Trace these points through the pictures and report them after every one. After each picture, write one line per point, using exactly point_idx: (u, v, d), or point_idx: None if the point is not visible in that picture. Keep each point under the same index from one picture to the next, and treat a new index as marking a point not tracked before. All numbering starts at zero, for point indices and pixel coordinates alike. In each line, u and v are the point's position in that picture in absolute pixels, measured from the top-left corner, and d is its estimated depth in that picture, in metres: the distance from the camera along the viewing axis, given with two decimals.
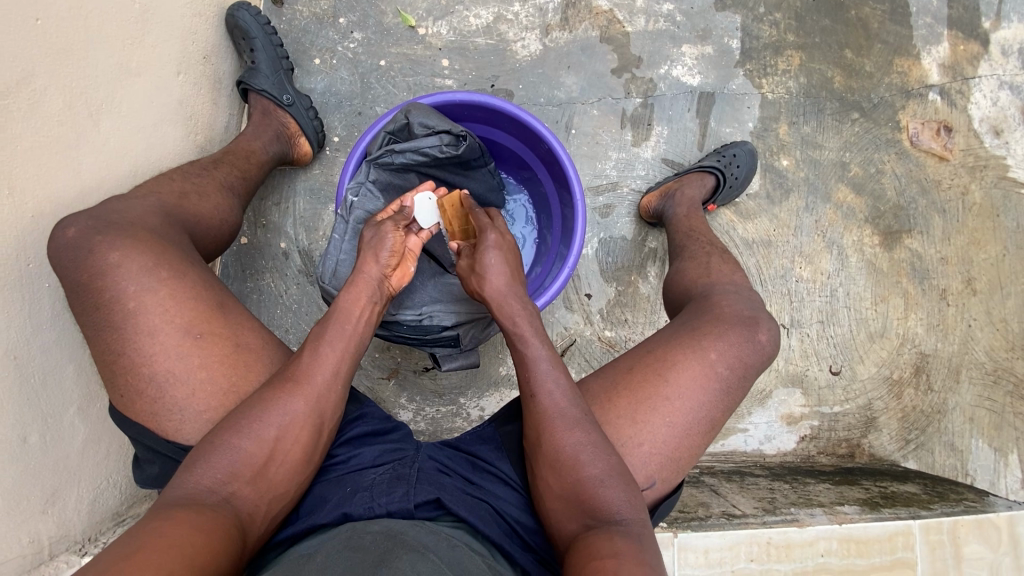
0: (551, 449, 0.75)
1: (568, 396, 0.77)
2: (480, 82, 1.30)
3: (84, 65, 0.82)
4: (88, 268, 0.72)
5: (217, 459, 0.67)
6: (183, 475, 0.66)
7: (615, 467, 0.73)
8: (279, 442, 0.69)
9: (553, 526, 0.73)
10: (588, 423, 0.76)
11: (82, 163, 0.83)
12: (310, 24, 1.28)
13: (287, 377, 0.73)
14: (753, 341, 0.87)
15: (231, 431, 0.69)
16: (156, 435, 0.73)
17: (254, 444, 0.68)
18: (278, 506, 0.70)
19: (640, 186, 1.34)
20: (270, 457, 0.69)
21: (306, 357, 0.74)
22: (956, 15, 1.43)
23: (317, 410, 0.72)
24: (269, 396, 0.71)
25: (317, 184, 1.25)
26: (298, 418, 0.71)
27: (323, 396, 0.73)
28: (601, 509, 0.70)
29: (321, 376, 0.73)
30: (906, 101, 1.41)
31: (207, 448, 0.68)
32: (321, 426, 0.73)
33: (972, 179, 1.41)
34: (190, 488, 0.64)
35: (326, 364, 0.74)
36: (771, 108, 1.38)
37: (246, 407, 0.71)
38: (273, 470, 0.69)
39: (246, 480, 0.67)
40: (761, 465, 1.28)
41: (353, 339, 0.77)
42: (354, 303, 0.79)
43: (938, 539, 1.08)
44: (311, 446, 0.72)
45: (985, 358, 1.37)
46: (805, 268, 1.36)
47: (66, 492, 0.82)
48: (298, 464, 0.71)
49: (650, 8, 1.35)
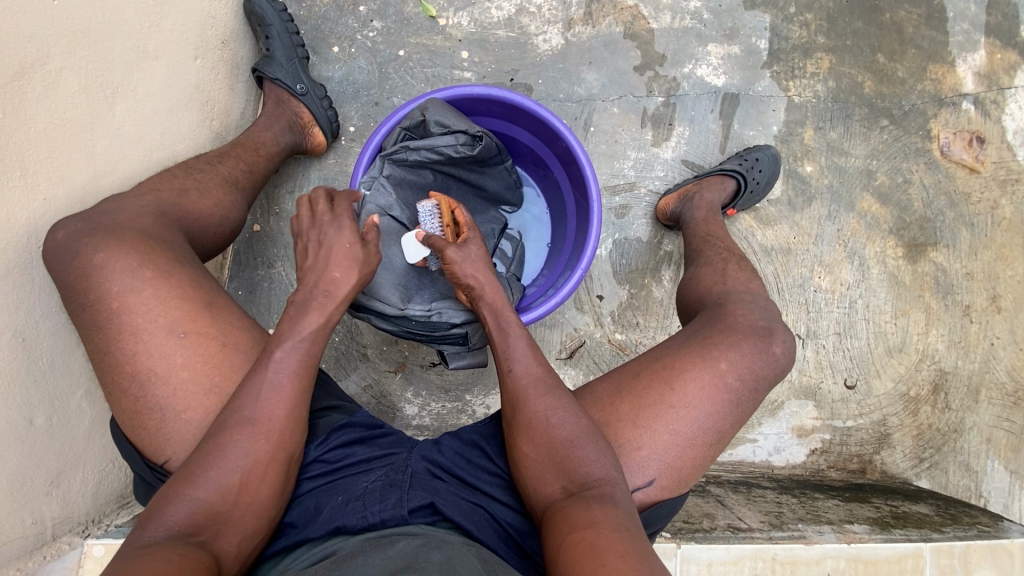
0: (524, 417, 0.76)
1: (534, 364, 0.79)
2: (499, 76, 1.28)
3: (101, 48, 0.81)
4: (75, 269, 0.72)
5: (174, 509, 0.63)
6: (139, 530, 0.62)
7: (584, 428, 0.74)
8: (244, 483, 0.67)
9: (532, 492, 0.73)
10: (560, 388, 0.78)
11: (96, 148, 0.82)
12: (330, 11, 1.27)
13: (240, 415, 0.69)
14: (767, 354, 0.85)
15: (187, 480, 0.65)
16: (138, 433, 0.73)
17: (216, 492, 0.65)
18: (251, 542, 0.68)
19: (658, 188, 1.31)
20: (235, 500, 0.66)
21: (260, 395, 0.70)
22: (995, 22, 1.37)
23: (276, 441, 0.69)
24: (224, 436, 0.67)
25: (331, 173, 1.24)
26: (262, 456, 0.68)
27: (283, 429, 0.70)
28: (576, 467, 0.71)
29: (278, 410, 0.70)
30: (938, 110, 1.36)
31: (162, 501, 0.63)
32: (287, 457, 0.71)
33: (1003, 194, 1.36)
34: (152, 539, 0.60)
35: (285, 399, 0.70)
36: (797, 112, 1.34)
37: (202, 452, 0.67)
38: (241, 512, 0.66)
39: (213, 528, 0.64)
40: (769, 477, 1.25)
41: (309, 360, 0.74)
42: (310, 336, 0.74)
43: (949, 563, 1.05)
44: (280, 477, 0.70)
45: (1007, 378, 1.32)
46: (824, 277, 1.33)
47: (72, 473, 0.82)
48: (266, 500, 0.69)
49: (677, 5, 1.32)
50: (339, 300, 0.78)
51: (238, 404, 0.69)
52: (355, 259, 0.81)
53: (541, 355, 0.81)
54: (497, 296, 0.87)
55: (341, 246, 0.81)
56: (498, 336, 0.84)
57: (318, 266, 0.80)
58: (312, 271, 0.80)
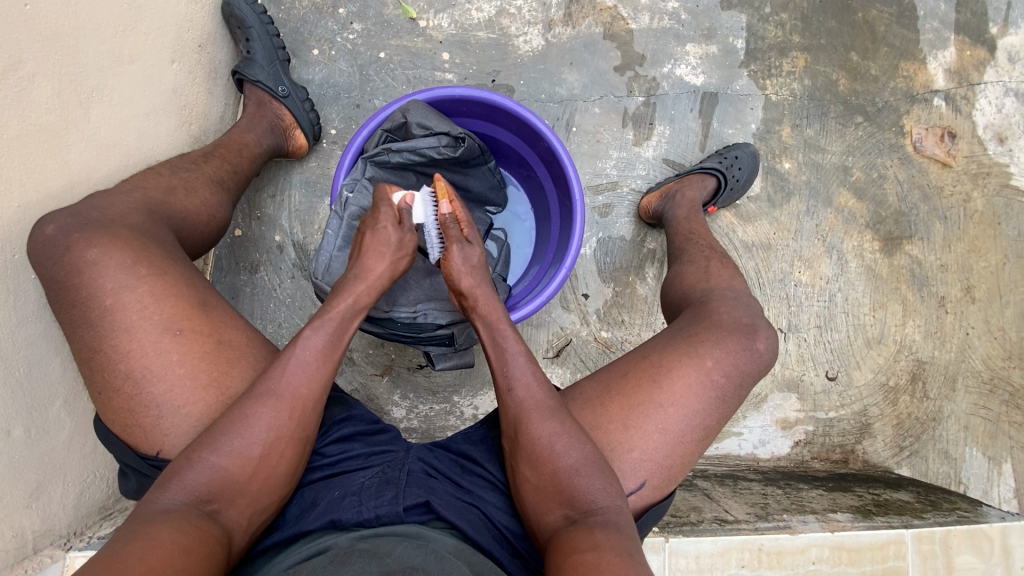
0: (527, 441, 0.75)
1: (540, 386, 0.78)
2: (480, 77, 1.28)
3: (75, 52, 0.80)
4: (66, 265, 0.71)
5: (194, 475, 0.65)
6: (157, 491, 0.64)
7: (589, 455, 0.74)
8: (262, 459, 0.68)
9: (533, 519, 0.74)
10: (563, 412, 0.77)
11: (71, 152, 0.81)
12: (309, 14, 1.26)
13: (265, 388, 0.69)
14: (751, 349, 0.86)
15: (207, 447, 0.66)
16: (132, 430, 0.72)
17: (235, 462, 0.66)
18: (261, 517, 0.69)
19: (641, 186, 1.32)
20: (253, 473, 0.67)
21: (284, 370, 0.71)
22: (963, 20, 1.41)
23: (296, 419, 0.70)
24: (246, 409, 0.68)
25: (313, 176, 1.24)
26: (283, 433, 0.69)
27: (306, 407, 0.71)
28: (579, 496, 0.72)
29: (302, 386, 0.71)
30: (911, 106, 1.40)
31: (182, 465, 0.65)
32: (306, 436, 0.71)
33: (975, 187, 1.40)
34: (169, 504, 0.62)
35: (311, 377, 0.71)
36: (774, 110, 1.37)
37: (225, 420, 0.68)
38: (256, 486, 0.67)
39: (227, 499, 0.65)
40: (755, 469, 1.27)
41: (335, 342, 0.75)
42: (338, 316, 0.76)
43: (930, 548, 1.07)
44: (298, 454, 0.71)
45: (982, 367, 1.36)
46: (804, 272, 1.35)
47: (51, 486, 0.81)
48: (282, 476, 0.70)
49: (655, 6, 1.33)
50: (370, 284, 0.80)
51: (267, 375, 0.70)
52: (391, 246, 0.83)
53: (544, 378, 0.80)
54: (491, 307, 0.85)
55: (373, 234, 0.83)
56: (493, 353, 0.82)
57: (358, 253, 0.83)
58: (354, 257, 0.83)
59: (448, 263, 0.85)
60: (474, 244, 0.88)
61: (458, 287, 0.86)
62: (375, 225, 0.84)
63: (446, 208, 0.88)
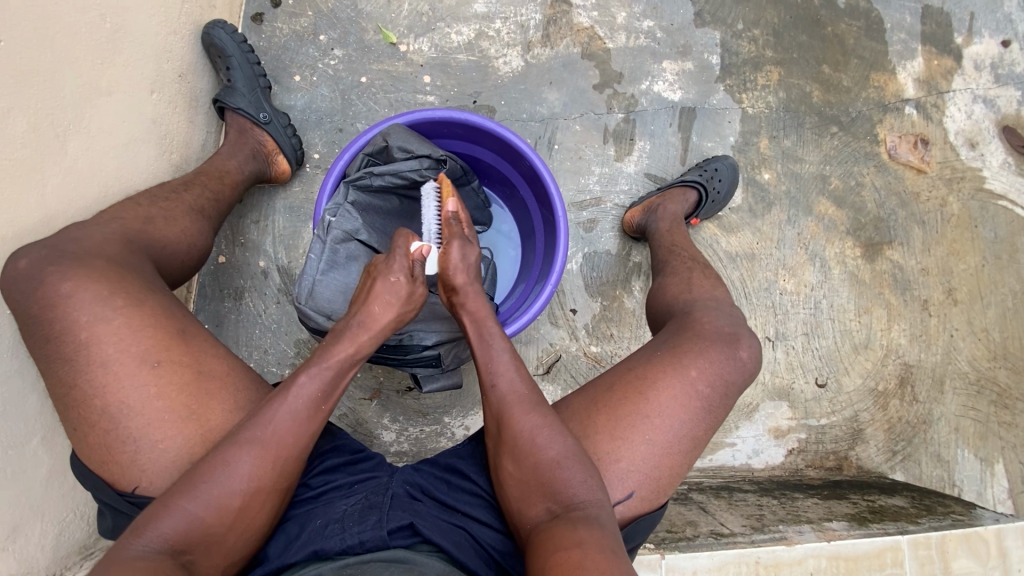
0: (510, 435, 0.75)
1: (521, 377, 0.78)
2: (462, 98, 1.30)
3: (50, 86, 0.80)
4: (40, 299, 0.70)
5: (171, 522, 0.63)
6: (130, 536, 0.61)
7: (571, 449, 0.74)
8: (242, 509, 0.66)
9: (516, 515, 0.73)
10: (544, 406, 0.77)
11: (48, 186, 0.81)
12: (290, 41, 1.28)
13: (253, 433, 0.68)
14: (734, 358, 0.86)
15: (187, 494, 0.65)
16: (107, 465, 0.70)
17: (215, 511, 0.65)
18: (232, 567, 0.68)
19: (624, 201, 1.34)
20: (230, 525, 0.66)
21: (277, 418, 0.69)
22: (930, 31, 1.45)
23: (281, 470, 0.69)
24: (232, 455, 0.67)
25: (297, 201, 1.24)
26: (265, 483, 0.68)
27: (292, 457, 0.70)
28: (561, 490, 0.71)
29: (292, 437, 0.70)
30: (883, 115, 1.43)
31: (160, 511, 0.63)
32: (285, 487, 0.70)
33: (950, 191, 1.43)
34: (143, 550, 0.60)
35: (300, 428, 0.70)
36: (751, 122, 1.39)
37: (207, 466, 0.66)
38: (231, 538, 0.66)
39: (203, 548, 0.64)
40: (750, 480, 1.27)
41: (328, 391, 0.73)
42: (337, 367, 0.74)
43: (926, 554, 1.07)
44: (275, 507, 0.70)
45: (968, 368, 1.38)
46: (788, 280, 1.36)
47: (29, 527, 0.78)
48: (259, 527, 0.69)
49: (631, 25, 1.36)
50: (373, 334, 0.77)
51: (256, 421, 0.69)
52: (399, 296, 0.79)
53: (527, 374, 0.79)
54: (481, 308, 0.84)
55: (385, 282, 0.78)
56: (477, 350, 0.81)
57: (363, 298, 0.79)
58: (358, 301, 0.79)
59: (447, 257, 0.83)
60: (473, 243, 0.87)
61: (450, 281, 0.84)
62: (386, 273, 0.79)
63: (451, 205, 0.88)
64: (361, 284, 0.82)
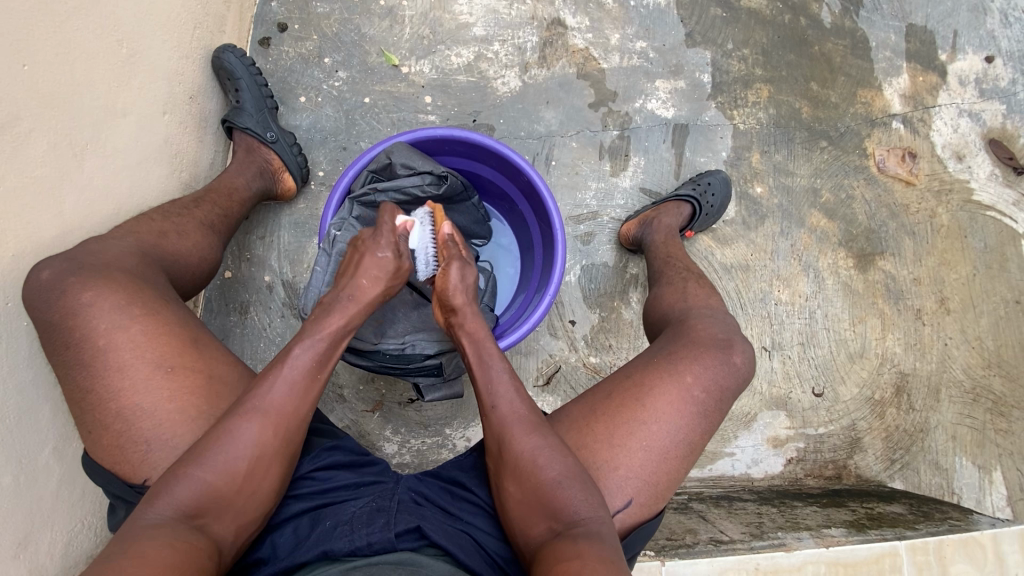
0: (512, 457, 0.76)
1: (520, 400, 0.79)
2: (462, 117, 1.34)
3: (69, 108, 0.84)
4: (61, 308, 0.73)
5: (182, 489, 0.65)
6: (146, 504, 0.64)
7: (571, 468, 0.75)
8: (248, 472, 0.68)
9: (520, 536, 0.75)
10: (544, 427, 0.78)
11: (65, 203, 0.84)
12: (296, 64, 1.32)
13: (253, 402, 0.70)
14: (729, 364, 0.88)
15: (194, 461, 0.67)
16: (120, 466, 0.72)
17: (222, 475, 0.67)
18: (247, 531, 0.70)
19: (620, 215, 1.37)
20: (240, 487, 0.68)
21: (274, 386, 0.71)
22: (914, 49, 1.50)
23: (281, 433, 0.71)
24: (232, 422, 0.69)
25: (302, 217, 1.27)
26: (269, 446, 0.70)
27: (292, 422, 0.72)
28: (563, 509, 0.72)
29: (290, 403, 0.72)
30: (871, 130, 1.47)
31: (169, 479, 0.65)
32: (290, 450, 0.73)
33: (939, 203, 1.46)
34: (157, 518, 0.63)
35: (297, 394, 0.72)
36: (743, 138, 1.43)
37: (210, 435, 0.69)
38: (242, 500, 0.68)
39: (216, 512, 0.66)
40: (749, 489, 1.28)
41: (323, 358, 0.75)
42: (329, 336, 0.76)
43: (925, 560, 1.07)
44: (282, 470, 0.72)
45: (963, 376, 1.39)
46: (783, 291, 1.39)
47: (40, 535, 0.80)
48: (267, 489, 0.71)
49: (625, 46, 1.41)
50: (361, 304, 0.79)
51: (254, 390, 0.71)
52: (387, 271, 0.82)
53: (526, 395, 0.81)
54: (478, 326, 0.86)
55: (373, 257, 0.82)
56: (477, 372, 0.82)
57: (352, 271, 0.82)
58: (346, 275, 0.82)
59: (444, 279, 0.85)
60: (471, 265, 0.89)
61: (448, 302, 0.86)
62: (374, 248, 0.82)
63: (446, 228, 0.92)
64: (348, 258, 0.85)
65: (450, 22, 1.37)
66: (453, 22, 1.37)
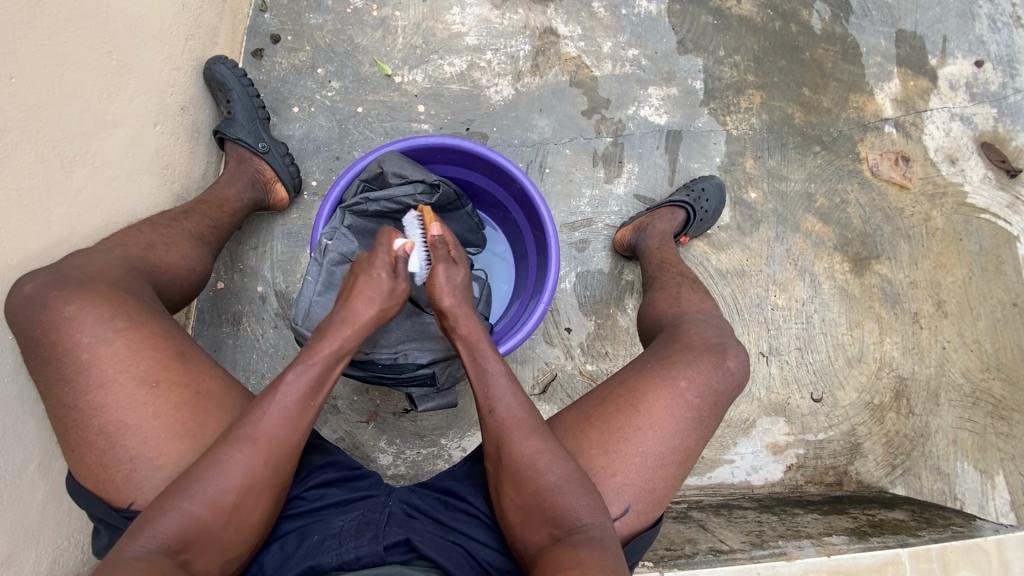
0: (511, 461, 0.75)
1: (520, 405, 0.78)
2: (455, 126, 1.35)
3: (58, 120, 0.83)
4: (44, 322, 0.72)
5: (168, 522, 0.63)
6: (128, 537, 0.62)
7: (572, 473, 0.74)
8: (237, 507, 0.67)
9: (519, 541, 0.73)
10: (543, 429, 0.77)
11: (53, 215, 0.83)
12: (289, 75, 1.33)
13: (245, 432, 0.69)
14: (723, 368, 0.88)
15: (182, 493, 0.65)
16: (103, 485, 0.71)
17: (210, 509, 0.66)
18: (232, 566, 0.68)
19: (615, 222, 1.37)
20: (227, 521, 0.67)
21: (266, 415, 0.70)
22: (904, 54, 1.51)
23: (271, 465, 0.70)
24: (223, 452, 0.68)
25: (295, 227, 1.27)
26: (258, 479, 0.69)
27: (283, 453, 0.71)
28: (562, 515, 0.71)
29: (282, 433, 0.71)
30: (864, 134, 1.48)
31: (155, 512, 0.64)
32: (279, 483, 0.71)
33: (934, 206, 1.46)
34: (141, 551, 0.61)
35: (290, 425, 0.71)
36: (736, 144, 1.44)
37: (200, 465, 0.67)
38: (229, 534, 0.67)
39: (202, 547, 0.65)
40: (750, 497, 1.26)
41: (316, 386, 0.74)
42: (324, 364, 0.75)
43: (929, 567, 1.06)
44: (271, 502, 0.71)
45: (962, 379, 1.38)
46: (779, 296, 1.38)
47: (24, 554, 0.78)
48: (255, 523, 0.69)
49: (617, 53, 1.42)
50: (355, 328, 0.78)
51: (248, 420, 0.70)
52: (382, 293, 0.80)
53: (526, 398, 0.79)
54: (472, 328, 0.84)
55: (367, 279, 0.80)
56: (474, 376, 0.81)
57: (347, 295, 0.80)
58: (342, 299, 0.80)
59: (432, 282, 0.85)
60: (460, 264, 0.88)
61: (438, 304, 0.85)
62: (369, 269, 0.81)
63: (435, 229, 0.89)
64: (345, 282, 0.84)
65: (442, 32, 1.37)
66: (446, 31, 1.38)
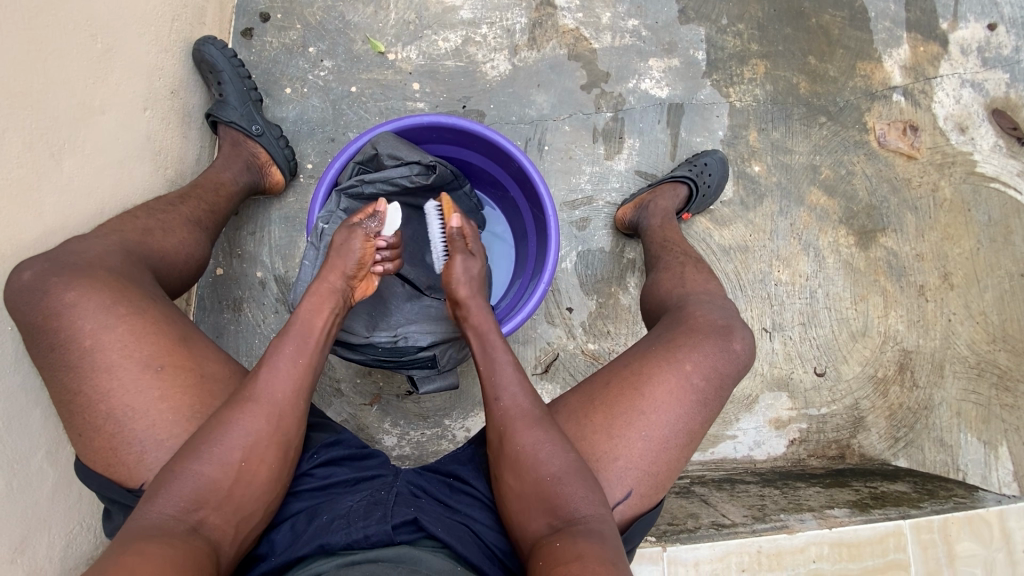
0: (512, 449, 0.76)
1: (526, 398, 0.78)
2: (451, 104, 1.32)
3: (44, 106, 0.82)
4: (45, 309, 0.72)
5: (181, 484, 0.66)
6: (145, 503, 0.65)
7: (573, 464, 0.74)
8: (246, 461, 0.69)
9: (517, 528, 0.74)
10: (546, 420, 0.77)
11: (45, 204, 0.83)
12: (280, 54, 1.30)
13: (243, 396, 0.71)
14: (728, 351, 0.87)
15: (192, 455, 0.67)
16: (114, 469, 0.72)
17: (220, 467, 0.67)
18: (249, 526, 0.70)
19: (616, 199, 1.35)
20: (236, 479, 0.68)
21: (262, 374, 0.73)
22: (914, 18, 1.46)
23: (273, 422, 0.71)
24: (224, 415, 0.70)
25: (292, 211, 1.25)
26: (262, 434, 0.70)
27: (284, 409, 0.72)
28: (562, 505, 0.72)
29: (280, 390, 0.73)
30: (871, 103, 1.44)
31: (167, 476, 0.66)
32: (287, 439, 0.73)
33: (942, 176, 1.43)
34: (158, 516, 0.63)
35: (284, 379, 0.73)
36: (739, 116, 1.40)
37: (207, 428, 0.70)
38: (241, 492, 0.68)
39: (214, 505, 0.66)
40: (752, 471, 1.27)
41: (302, 345, 0.76)
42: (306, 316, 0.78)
43: (930, 538, 1.07)
44: (281, 459, 0.72)
45: (967, 352, 1.38)
46: (783, 271, 1.37)
47: (37, 538, 0.79)
48: (267, 479, 0.70)
49: (616, 24, 1.38)
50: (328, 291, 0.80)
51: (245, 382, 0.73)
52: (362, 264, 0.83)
53: (531, 391, 0.79)
54: (483, 319, 0.85)
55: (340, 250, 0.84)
56: (481, 365, 0.82)
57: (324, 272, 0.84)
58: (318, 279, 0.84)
59: (449, 271, 0.87)
60: (476, 256, 0.90)
61: (455, 294, 0.87)
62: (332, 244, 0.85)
63: (455, 221, 0.91)
64: None
65: (436, 6, 1.34)
66: (439, 5, 1.34)
